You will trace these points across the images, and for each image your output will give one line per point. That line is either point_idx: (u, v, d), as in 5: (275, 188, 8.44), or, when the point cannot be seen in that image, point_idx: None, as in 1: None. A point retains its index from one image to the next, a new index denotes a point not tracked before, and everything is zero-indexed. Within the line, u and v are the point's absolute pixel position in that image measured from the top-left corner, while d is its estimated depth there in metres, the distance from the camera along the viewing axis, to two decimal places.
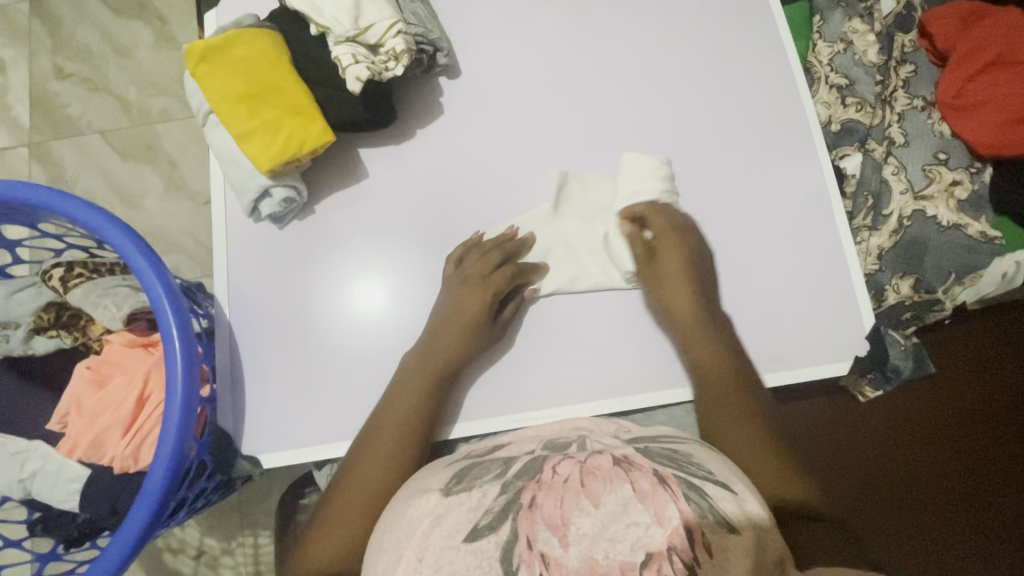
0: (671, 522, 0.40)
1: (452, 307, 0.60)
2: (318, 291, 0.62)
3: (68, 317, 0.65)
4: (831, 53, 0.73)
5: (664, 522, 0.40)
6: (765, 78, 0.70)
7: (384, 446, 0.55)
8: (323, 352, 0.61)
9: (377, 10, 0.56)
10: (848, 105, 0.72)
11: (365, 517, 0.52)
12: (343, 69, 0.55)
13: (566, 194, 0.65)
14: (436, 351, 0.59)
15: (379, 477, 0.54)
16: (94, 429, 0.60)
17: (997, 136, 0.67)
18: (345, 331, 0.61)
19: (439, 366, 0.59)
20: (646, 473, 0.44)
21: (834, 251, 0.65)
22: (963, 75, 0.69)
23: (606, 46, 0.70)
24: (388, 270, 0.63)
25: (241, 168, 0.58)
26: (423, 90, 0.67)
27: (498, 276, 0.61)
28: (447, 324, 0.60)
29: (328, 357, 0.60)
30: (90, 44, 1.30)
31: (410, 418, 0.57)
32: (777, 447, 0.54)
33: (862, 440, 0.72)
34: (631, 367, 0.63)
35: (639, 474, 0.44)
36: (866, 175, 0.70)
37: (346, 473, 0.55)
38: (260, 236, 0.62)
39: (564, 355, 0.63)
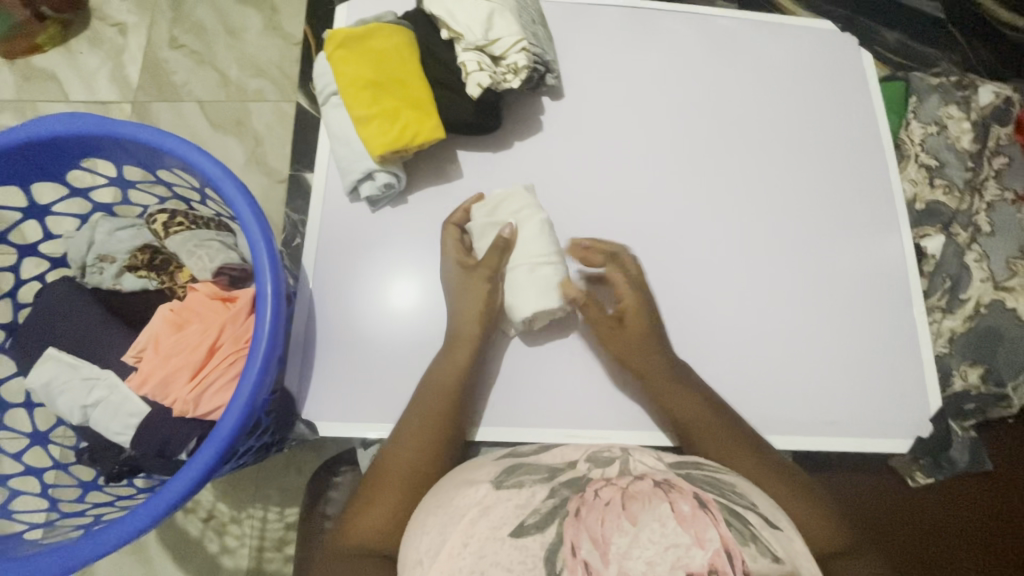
0: (712, 543, 0.39)
1: (471, 300, 0.61)
2: (362, 268, 0.64)
3: (160, 261, 0.68)
4: (923, 134, 0.74)
5: (703, 544, 0.39)
6: (854, 149, 0.71)
7: (430, 428, 0.56)
8: (377, 326, 0.63)
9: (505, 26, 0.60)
10: (936, 186, 0.72)
11: (405, 495, 0.52)
12: (467, 74, 0.59)
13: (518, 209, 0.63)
14: (473, 330, 0.60)
15: (414, 459, 0.55)
16: (165, 369, 0.62)
17: None
18: (390, 309, 0.64)
19: (475, 347, 0.60)
20: (686, 496, 0.43)
21: (905, 326, 0.65)
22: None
23: (705, 92, 0.73)
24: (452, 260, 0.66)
25: (351, 150, 0.61)
26: (525, 106, 0.70)
27: (499, 254, 0.61)
28: (466, 314, 0.60)
29: (382, 334, 0.63)
30: (205, 21, 1.40)
31: (451, 402, 0.58)
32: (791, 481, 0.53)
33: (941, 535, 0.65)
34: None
35: (679, 496, 0.43)
36: (947, 257, 0.70)
37: (390, 452, 0.56)
38: (354, 217, 0.65)
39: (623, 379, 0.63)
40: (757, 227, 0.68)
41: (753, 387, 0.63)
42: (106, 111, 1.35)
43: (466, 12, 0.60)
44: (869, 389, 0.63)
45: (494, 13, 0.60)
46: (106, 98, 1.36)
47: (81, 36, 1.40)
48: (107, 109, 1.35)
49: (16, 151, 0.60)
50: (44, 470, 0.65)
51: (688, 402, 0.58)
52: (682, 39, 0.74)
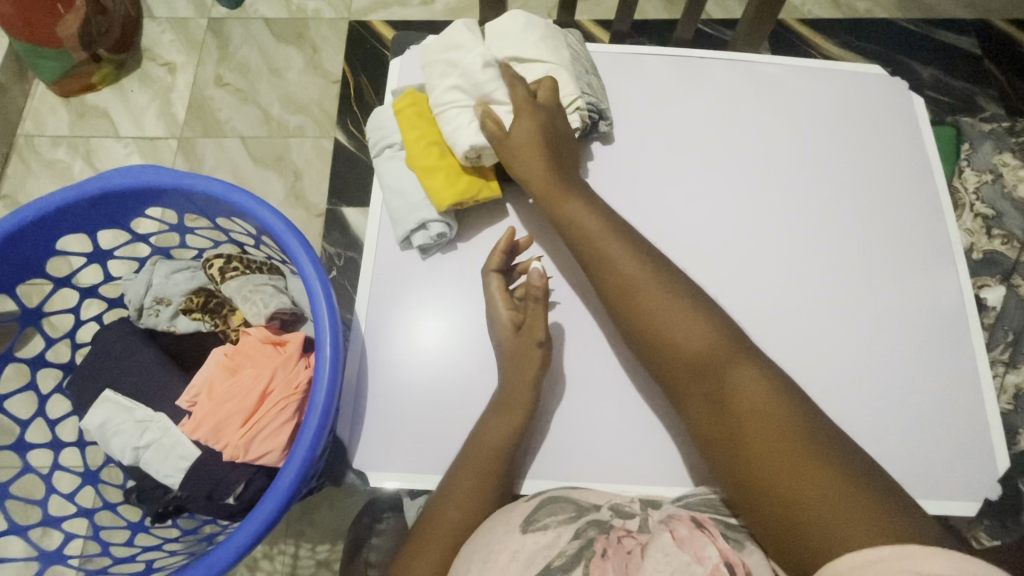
0: (711, 560, 0.41)
1: (514, 359, 0.59)
2: (402, 317, 0.63)
3: (214, 304, 0.70)
4: (978, 182, 0.73)
5: (703, 561, 0.41)
6: (908, 196, 0.70)
7: (474, 481, 0.55)
8: (426, 365, 0.62)
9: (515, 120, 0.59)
10: (994, 236, 0.71)
11: (447, 554, 0.52)
12: None
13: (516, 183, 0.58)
14: (523, 380, 0.58)
15: (460, 515, 0.54)
16: (219, 414, 0.63)
17: None
18: (438, 346, 0.62)
19: (529, 393, 0.58)
20: (685, 521, 0.45)
21: (970, 382, 0.63)
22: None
23: (754, 140, 0.73)
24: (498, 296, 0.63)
25: (406, 200, 0.62)
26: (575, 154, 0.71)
27: (541, 306, 0.60)
28: (518, 361, 0.58)
29: (432, 374, 0.62)
30: (250, 61, 1.46)
31: (500, 453, 0.56)
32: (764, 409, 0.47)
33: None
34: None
35: (678, 523, 0.45)
36: (1009, 309, 0.68)
37: (438, 506, 0.55)
38: (403, 264, 0.65)
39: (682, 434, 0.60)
40: (810, 278, 0.67)
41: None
42: (153, 146, 1.40)
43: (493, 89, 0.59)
44: (935, 449, 0.61)
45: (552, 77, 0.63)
46: (153, 133, 1.41)
47: (133, 75, 1.46)
48: (154, 144, 1.40)
49: (90, 202, 0.62)
50: (94, 511, 0.66)
51: (692, 327, 0.52)
52: (729, 89, 0.75)
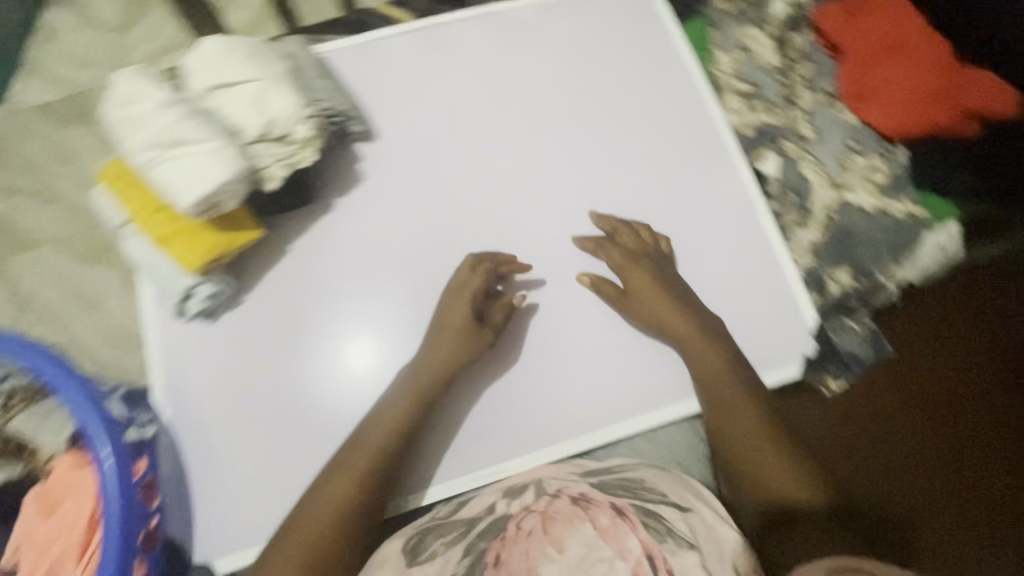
0: (632, 554, 0.45)
1: (440, 329, 0.60)
2: (304, 341, 0.62)
3: (14, 445, 0.63)
4: (733, 62, 0.75)
5: (626, 554, 0.45)
6: (670, 100, 0.73)
7: (356, 471, 0.54)
8: (324, 384, 0.61)
9: (226, 160, 0.53)
10: (758, 109, 0.73)
11: (329, 546, 0.50)
12: (261, 169, 0.57)
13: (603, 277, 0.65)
14: (438, 356, 0.59)
15: (338, 502, 0.52)
16: (47, 561, 0.58)
17: (895, 119, 0.69)
18: (338, 361, 0.62)
19: (443, 368, 0.58)
20: (603, 508, 0.50)
21: (763, 259, 0.67)
22: (856, 72, 0.72)
23: (514, 95, 0.72)
24: (400, 304, 0.64)
25: (160, 272, 0.57)
26: (340, 159, 0.67)
27: (476, 336, 0.60)
28: (442, 339, 0.59)
29: (322, 391, 0.61)
30: None
31: (392, 437, 0.56)
32: (759, 430, 0.55)
33: (868, 414, 0.72)
34: (597, 400, 0.65)
35: (599, 511, 0.49)
36: (788, 173, 0.70)
37: (308, 501, 0.53)
38: (193, 336, 0.61)
39: (539, 402, 0.64)
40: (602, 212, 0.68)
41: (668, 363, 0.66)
42: None
43: (187, 132, 0.53)
44: (751, 329, 0.65)
45: (263, 91, 0.57)
46: None
47: None
48: None
49: None
50: None
51: (710, 354, 0.60)
52: (478, 49, 0.74)
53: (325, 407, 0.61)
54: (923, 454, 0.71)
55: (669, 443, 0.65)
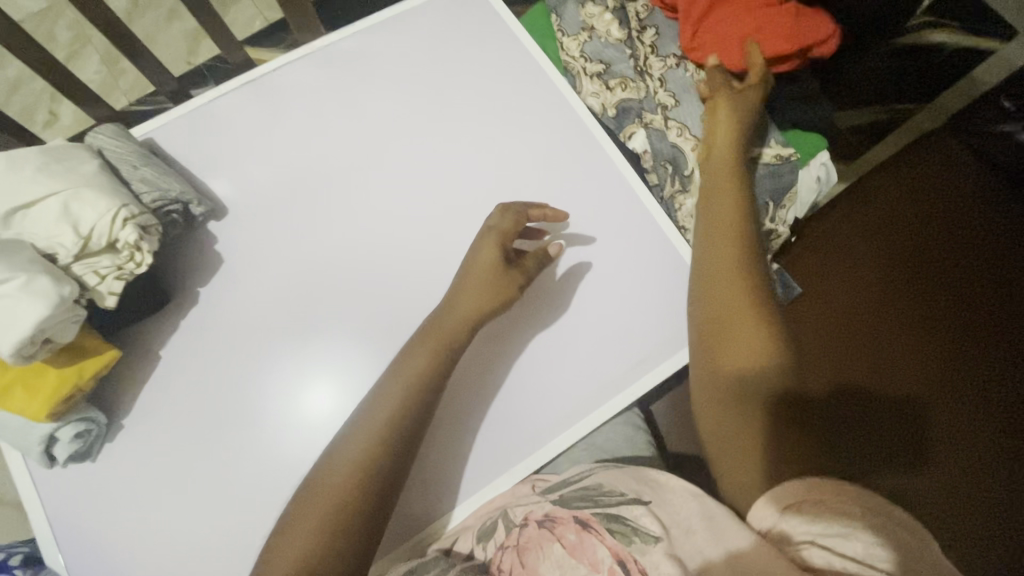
0: (603, 564, 0.46)
1: (456, 289, 0.58)
2: (262, 385, 0.59)
3: None
4: (578, 45, 0.74)
5: (598, 566, 0.46)
6: (525, 96, 0.70)
7: (342, 471, 0.50)
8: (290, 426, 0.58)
9: (38, 291, 0.47)
10: (614, 87, 0.72)
11: (322, 550, 0.46)
12: (91, 289, 0.52)
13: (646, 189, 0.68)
14: (450, 321, 0.57)
15: (337, 493, 0.49)
16: None
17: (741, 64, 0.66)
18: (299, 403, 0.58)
19: (452, 332, 0.57)
20: (569, 525, 0.50)
21: (652, 234, 0.65)
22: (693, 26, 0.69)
23: (362, 129, 0.69)
24: (353, 341, 0.61)
25: (12, 427, 0.52)
26: (193, 245, 0.62)
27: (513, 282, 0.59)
28: (460, 305, 0.57)
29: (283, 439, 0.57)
30: None
31: (383, 432, 0.52)
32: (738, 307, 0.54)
33: (841, 308, 0.77)
34: (585, 382, 0.61)
35: (564, 528, 0.50)
36: (655, 146, 0.70)
37: (299, 505, 0.49)
38: (75, 480, 0.56)
39: (534, 393, 0.61)
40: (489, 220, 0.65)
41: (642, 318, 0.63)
42: None
43: None
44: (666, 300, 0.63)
45: (71, 204, 0.52)
46: None
47: None
48: None
49: None
50: None
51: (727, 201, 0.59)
52: (314, 91, 0.70)
53: (239, 511, 0.55)
54: (908, 356, 0.74)
55: (606, 445, 0.64)
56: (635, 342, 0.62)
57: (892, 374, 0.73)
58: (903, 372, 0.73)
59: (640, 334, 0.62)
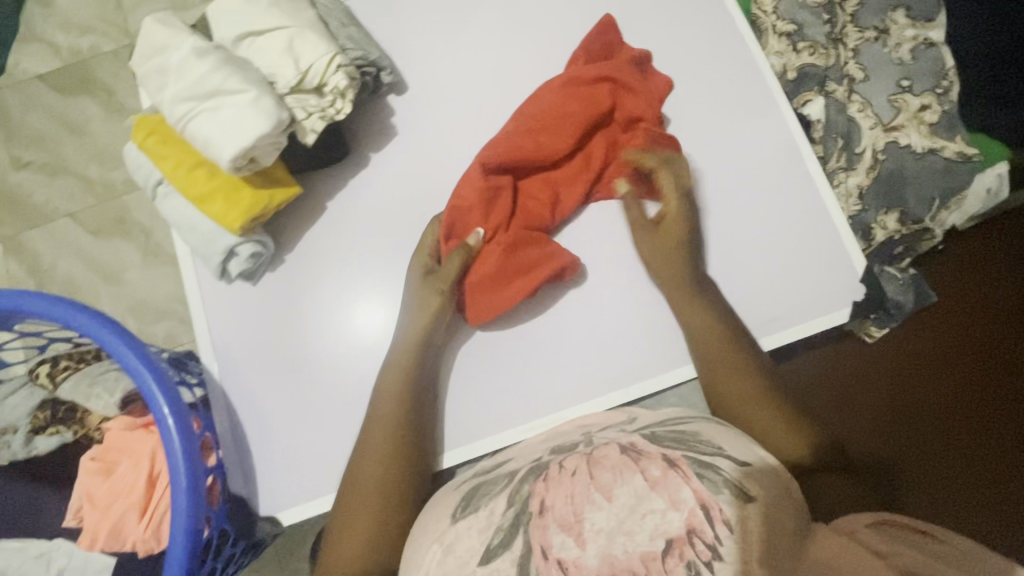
0: (687, 504, 0.37)
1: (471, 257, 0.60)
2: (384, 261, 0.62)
3: (64, 413, 0.64)
4: (774, 1, 0.72)
5: (680, 505, 0.37)
6: (712, 34, 0.68)
7: (373, 444, 0.54)
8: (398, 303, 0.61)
9: (264, 109, 0.51)
10: (801, 50, 0.70)
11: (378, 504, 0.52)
12: (297, 123, 0.56)
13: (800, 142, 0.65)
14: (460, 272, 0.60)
15: (380, 470, 0.53)
16: (111, 517, 0.59)
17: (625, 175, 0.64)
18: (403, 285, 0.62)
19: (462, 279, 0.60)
20: (655, 459, 0.41)
21: (811, 200, 0.64)
22: (547, 182, 0.63)
23: (548, 39, 0.69)
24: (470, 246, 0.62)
25: (201, 234, 0.57)
26: (373, 112, 0.66)
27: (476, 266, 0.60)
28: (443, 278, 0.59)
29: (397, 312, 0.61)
30: (42, 127, 1.18)
31: (391, 410, 0.56)
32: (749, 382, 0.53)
33: (862, 372, 0.73)
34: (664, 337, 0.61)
35: (648, 461, 0.41)
36: (831, 117, 0.68)
37: (352, 478, 0.54)
38: (236, 299, 0.61)
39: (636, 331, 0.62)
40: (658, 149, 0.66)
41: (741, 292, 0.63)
42: None
43: (222, 85, 0.51)
44: (795, 275, 0.63)
45: (296, 41, 0.55)
46: None
47: None
48: None
49: None
50: None
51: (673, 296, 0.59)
52: None
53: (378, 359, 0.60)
54: (911, 410, 0.73)
55: None
56: (763, 303, 0.63)
57: (924, 430, 0.72)
58: (879, 409, 0.73)
59: (767, 296, 0.63)
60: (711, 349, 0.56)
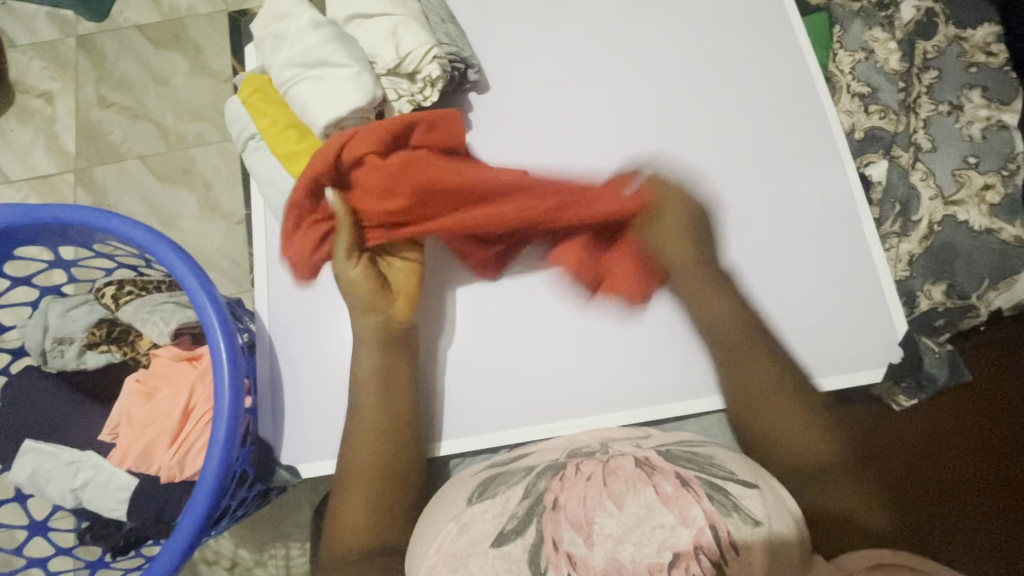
0: (696, 522, 0.39)
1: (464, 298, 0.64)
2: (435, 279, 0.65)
3: (118, 333, 0.68)
4: (852, 62, 0.74)
5: (689, 522, 0.38)
6: (787, 84, 0.70)
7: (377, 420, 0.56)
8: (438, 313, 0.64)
9: (362, 86, 0.55)
10: (872, 112, 0.72)
11: (375, 484, 0.53)
12: (388, 103, 0.60)
13: (860, 205, 0.66)
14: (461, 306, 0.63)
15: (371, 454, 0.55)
16: (143, 439, 0.62)
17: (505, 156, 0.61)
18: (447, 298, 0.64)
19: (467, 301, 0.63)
20: (669, 476, 0.42)
21: (866, 258, 0.65)
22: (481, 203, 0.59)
23: (632, 63, 0.71)
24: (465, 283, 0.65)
25: (280, 190, 0.61)
26: (453, 106, 0.69)
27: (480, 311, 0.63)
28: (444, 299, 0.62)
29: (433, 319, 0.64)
30: (132, 73, 1.26)
31: (392, 402, 0.57)
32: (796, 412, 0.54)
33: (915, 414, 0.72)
34: (701, 374, 0.61)
35: (662, 477, 0.42)
36: (892, 181, 0.70)
37: (348, 453, 0.56)
38: (297, 256, 0.65)
39: (677, 352, 0.62)
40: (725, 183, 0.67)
41: (779, 333, 0.64)
42: (48, 186, 1.22)
43: (329, 56, 0.55)
44: (839, 326, 0.64)
45: (399, 29, 0.59)
46: (46, 171, 1.23)
47: None
48: (49, 184, 1.22)
49: None
50: (47, 557, 0.65)
51: (746, 366, 0.57)
52: (593, 12, 0.73)
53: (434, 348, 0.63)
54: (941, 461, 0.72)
55: None
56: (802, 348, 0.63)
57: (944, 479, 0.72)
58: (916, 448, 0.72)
59: (809, 344, 0.63)
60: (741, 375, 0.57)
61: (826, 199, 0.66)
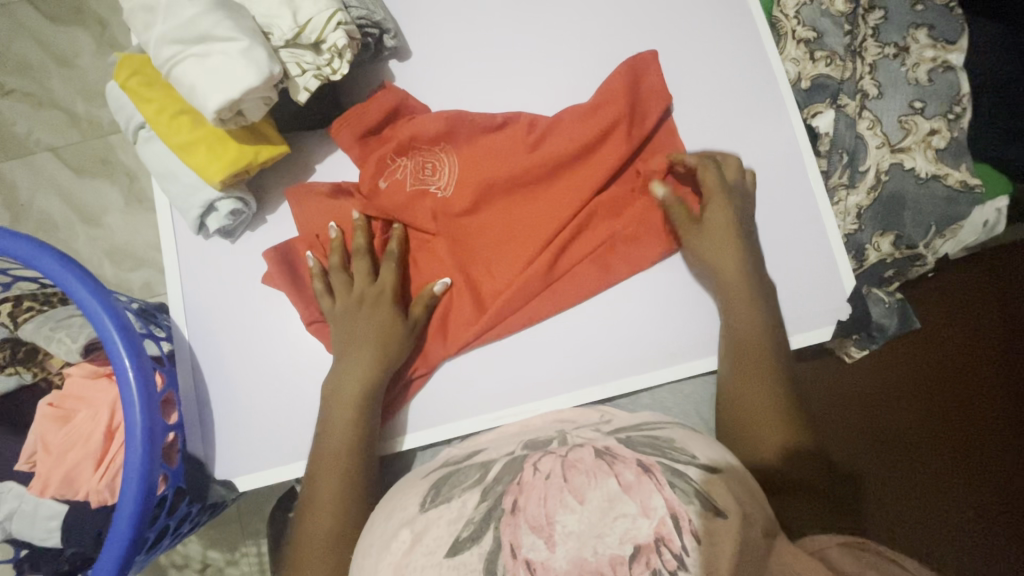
0: (658, 513, 0.33)
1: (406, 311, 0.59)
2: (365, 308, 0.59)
3: (24, 353, 0.62)
4: (797, 5, 0.70)
5: (650, 513, 0.33)
6: (732, 31, 0.65)
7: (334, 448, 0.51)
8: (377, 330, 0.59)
9: (255, 60, 0.48)
10: (817, 60, 0.69)
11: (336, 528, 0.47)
12: (290, 79, 0.53)
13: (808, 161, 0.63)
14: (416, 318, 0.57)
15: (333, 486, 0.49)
16: (64, 466, 0.58)
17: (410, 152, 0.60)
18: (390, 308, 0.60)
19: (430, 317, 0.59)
20: (630, 463, 0.37)
21: (812, 214, 0.63)
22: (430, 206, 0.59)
23: (565, 18, 0.66)
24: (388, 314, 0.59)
25: (181, 183, 0.55)
26: (371, 76, 0.64)
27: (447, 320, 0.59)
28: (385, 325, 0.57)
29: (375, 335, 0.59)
30: (28, 54, 1.13)
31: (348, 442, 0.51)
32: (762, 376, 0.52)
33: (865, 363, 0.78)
34: (650, 347, 0.60)
35: (623, 465, 0.36)
36: (839, 132, 0.67)
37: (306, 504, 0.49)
38: (212, 256, 0.60)
39: (626, 321, 0.60)
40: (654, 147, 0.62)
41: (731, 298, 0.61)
42: None
43: (213, 28, 0.48)
44: (787, 281, 0.62)
45: None
46: None
47: None
48: None
49: None
50: None
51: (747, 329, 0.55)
52: None
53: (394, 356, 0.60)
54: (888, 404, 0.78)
55: (695, 398, 0.59)
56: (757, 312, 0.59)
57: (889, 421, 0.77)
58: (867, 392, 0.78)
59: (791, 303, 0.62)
60: (732, 342, 0.55)
61: (772, 155, 0.64)
